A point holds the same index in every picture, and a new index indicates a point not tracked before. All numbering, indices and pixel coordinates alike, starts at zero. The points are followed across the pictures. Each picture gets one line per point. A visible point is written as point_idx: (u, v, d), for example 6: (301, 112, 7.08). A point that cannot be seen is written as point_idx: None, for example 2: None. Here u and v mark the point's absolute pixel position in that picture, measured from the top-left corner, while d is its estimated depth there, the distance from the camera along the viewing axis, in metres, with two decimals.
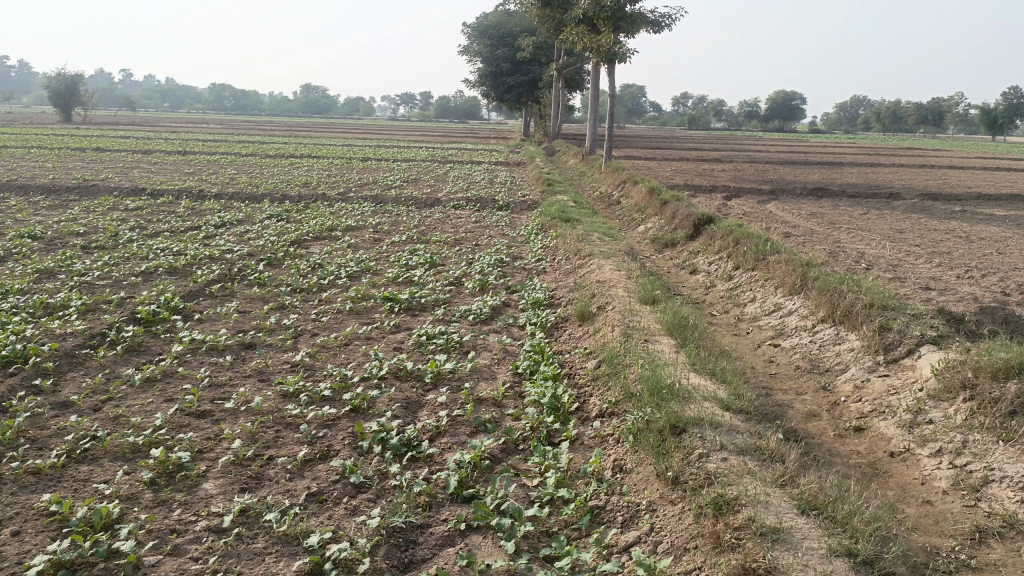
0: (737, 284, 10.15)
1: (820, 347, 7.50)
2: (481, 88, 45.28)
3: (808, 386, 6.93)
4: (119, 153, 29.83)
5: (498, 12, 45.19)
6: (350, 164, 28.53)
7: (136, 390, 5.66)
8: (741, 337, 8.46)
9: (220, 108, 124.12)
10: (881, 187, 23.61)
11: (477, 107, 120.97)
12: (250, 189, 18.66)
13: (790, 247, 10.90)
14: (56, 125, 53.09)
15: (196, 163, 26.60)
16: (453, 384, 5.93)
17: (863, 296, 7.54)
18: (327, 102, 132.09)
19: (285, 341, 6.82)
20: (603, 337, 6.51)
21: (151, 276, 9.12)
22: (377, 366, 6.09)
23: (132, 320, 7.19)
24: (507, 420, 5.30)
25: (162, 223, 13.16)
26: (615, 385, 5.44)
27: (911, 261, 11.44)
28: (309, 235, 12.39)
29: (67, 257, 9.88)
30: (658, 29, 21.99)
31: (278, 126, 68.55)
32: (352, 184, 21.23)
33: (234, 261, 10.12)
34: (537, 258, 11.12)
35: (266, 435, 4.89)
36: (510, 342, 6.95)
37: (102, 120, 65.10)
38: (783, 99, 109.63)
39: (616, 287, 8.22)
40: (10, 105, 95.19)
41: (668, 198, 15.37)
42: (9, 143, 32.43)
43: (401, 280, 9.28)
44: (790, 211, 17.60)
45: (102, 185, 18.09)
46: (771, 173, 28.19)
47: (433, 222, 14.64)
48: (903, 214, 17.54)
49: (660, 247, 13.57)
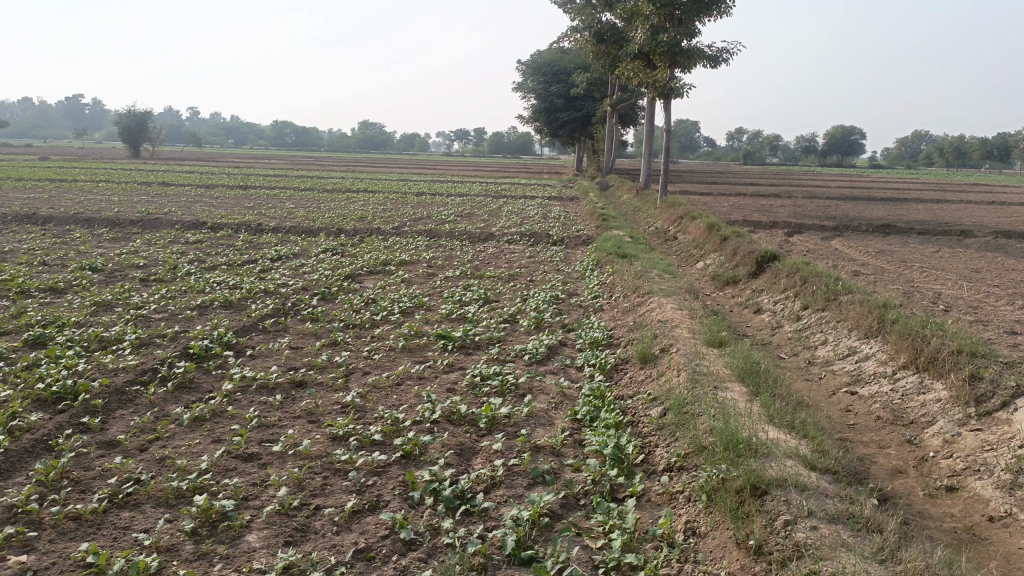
0: (806, 325, 9.65)
1: (902, 396, 6.98)
2: (535, 124, 45.48)
3: (891, 439, 6.42)
4: (182, 188, 30.68)
5: (552, 49, 45.46)
6: (405, 199, 28.74)
7: (183, 430, 5.50)
8: (814, 383, 7.97)
9: (281, 144, 127.84)
10: (951, 224, 22.65)
11: (530, 142, 122.05)
12: (306, 222, 18.84)
13: (862, 287, 10.35)
14: (125, 160, 55.21)
15: (255, 196, 27.13)
16: (509, 430, 5.62)
17: (950, 342, 7.01)
18: (384, 138, 134.92)
19: (336, 380, 6.61)
20: (669, 382, 6.13)
21: (206, 309, 9.09)
22: (430, 408, 5.82)
23: (184, 356, 7.08)
24: (567, 471, 4.95)
25: (220, 256, 13.27)
26: (684, 436, 5.06)
27: (993, 303, 10.76)
28: (363, 269, 12.30)
29: (125, 289, 9.96)
30: (716, 64, 21.65)
31: (336, 162, 70.05)
32: (407, 218, 21.28)
33: (287, 295, 10.05)
34: (593, 294, 10.80)
35: (313, 482, 4.65)
36: (568, 385, 6.60)
37: (168, 155, 67.39)
38: (842, 134, 107.59)
39: (679, 328, 7.83)
40: (84, 140, 99.59)
41: (728, 233, 14.91)
42: (80, 177, 33.68)
43: (455, 316, 9.06)
44: (856, 249, 16.93)
45: (163, 218, 18.47)
46: (832, 209, 27.40)
47: (487, 257, 14.45)
48: (978, 253, 16.68)
49: (720, 285, 13.11)
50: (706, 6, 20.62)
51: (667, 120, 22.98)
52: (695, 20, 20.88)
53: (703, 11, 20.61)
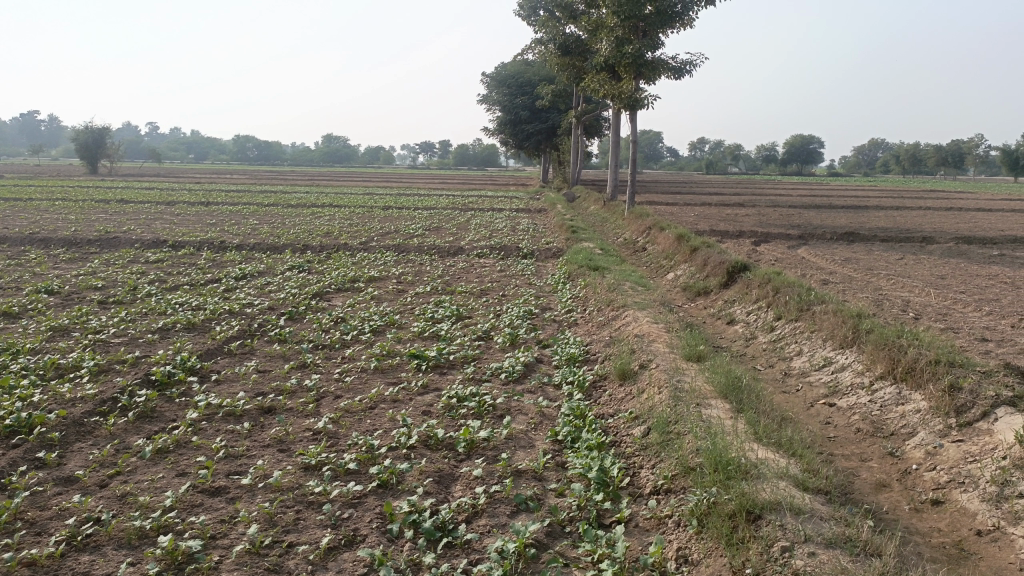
0: (780, 336, 9.63)
1: (881, 408, 6.94)
2: (500, 136, 45.46)
3: (873, 452, 6.36)
4: (141, 205, 30.01)
5: (516, 61, 45.55)
6: (371, 213, 28.45)
7: (146, 463, 5.22)
8: (792, 395, 7.91)
9: (243, 158, 126.44)
10: (912, 230, 23.01)
11: (495, 154, 122.23)
12: (271, 239, 18.49)
13: (833, 296, 10.38)
14: (82, 177, 54.07)
15: (218, 213, 26.63)
16: (488, 454, 5.43)
17: (927, 351, 6.99)
18: (348, 152, 134.16)
19: (307, 405, 6.36)
20: (650, 400, 6.00)
21: (168, 332, 8.78)
22: (405, 434, 5.61)
23: (146, 383, 6.78)
24: (551, 497, 4.78)
25: (182, 275, 12.90)
26: (670, 457, 4.93)
27: (960, 309, 10.86)
28: (331, 287, 12.04)
29: (83, 313, 9.59)
30: (680, 75, 21.80)
31: (300, 176, 69.37)
32: (375, 232, 21.02)
33: (254, 315, 9.76)
34: (567, 308, 10.68)
35: (286, 517, 4.42)
36: (547, 405, 6.44)
37: (127, 171, 66.12)
38: (802, 143, 109.42)
39: (657, 342, 7.72)
40: (39, 157, 97.44)
41: (697, 244, 14.92)
42: (36, 196, 32.80)
43: (428, 335, 8.85)
44: (823, 257, 17.06)
45: (123, 237, 17.98)
46: (796, 217, 27.72)
47: (457, 272, 14.26)
48: (941, 259, 16.91)
49: (692, 296, 13.08)
50: (670, 18, 20.76)
51: (633, 131, 23.05)
52: (659, 32, 20.98)
53: (667, 23, 20.74)
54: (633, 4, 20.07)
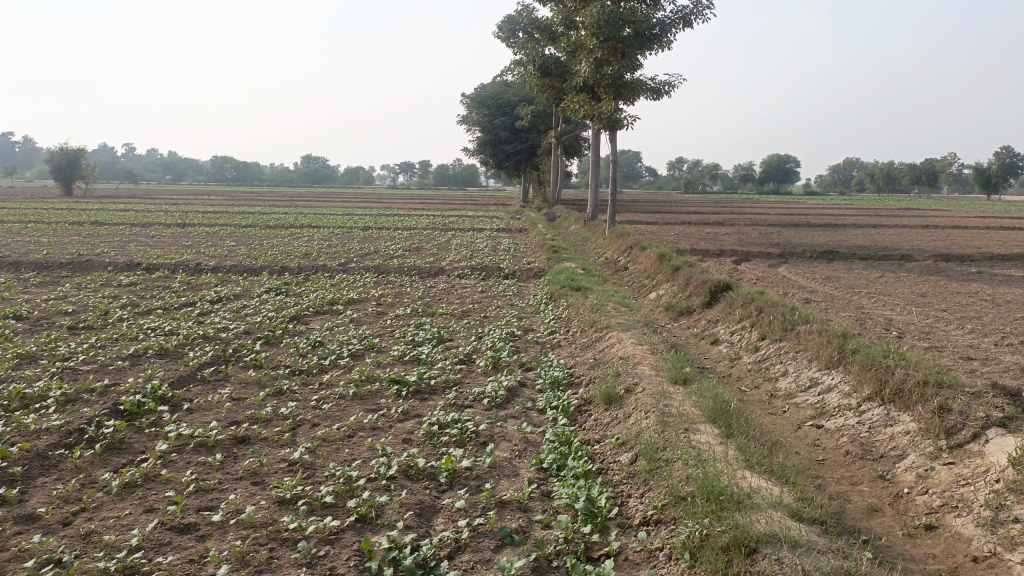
0: (765, 356, 9.54)
1: (870, 429, 6.84)
2: (480, 156, 45.45)
3: (863, 475, 6.25)
4: (116, 226, 29.51)
5: (496, 83, 45.74)
6: (351, 234, 28.20)
7: (112, 499, 4.97)
8: (778, 417, 7.79)
9: (221, 179, 125.64)
10: (891, 248, 23.12)
11: (474, 173, 122.46)
12: (248, 261, 18.21)
13: (817, 315, 10.31)
14: (57, 199, 53.41)
15: (194, 235, 26.29)
16: (471, 484, 5.23)
17: (915, 372, 6.91)
18: (327, 172, 133.76)
19: (282, 435, 6.13)
20: (637, 425, 5.84)
21: (140, 358, 8.51)
22: (385, 464, 5.40)
23: (114, 414, 6.51)
24: (536, 529, 4.60)
25: (156, 299, 12.62)
26: (659, 486, 4.77)
27: (943, 328, 10.83)
28: (309, 309, 11.80)
29: (52, 339, 9.30)
30: (658, 95, 21.89)
31: (279, 197, 68.96)
32: (354, 253, 20.81)
33: (229, 340, 9.51)
34: (550, 330, 10.54)
35: (258, 556, 4.20)
36: (530, 431, 6.27)
37: (101, 193, 65.31)
38: (778, 163, 110.76)
39: (642, 365, 7.58)
40: (12, 178, 95.88)
41: (679, 263, 14.86)
42: (7, 218, 32.24)
43: (408, 358, 8.65)
44: (804, 275, 17.06)
45: (96, 260, 17.63)
46: (776, 236, 27.82)
47: (438, 293, 14.08)
48: (921, 277, 16.94)
49: (675, 315, 12.99)
50: (648, 40, 20.87)
51: (613, 151, 23.06)
52: (637, 54, 21.07)
53: (645, 44, 20.87)
54: (612, 25, 20.16)
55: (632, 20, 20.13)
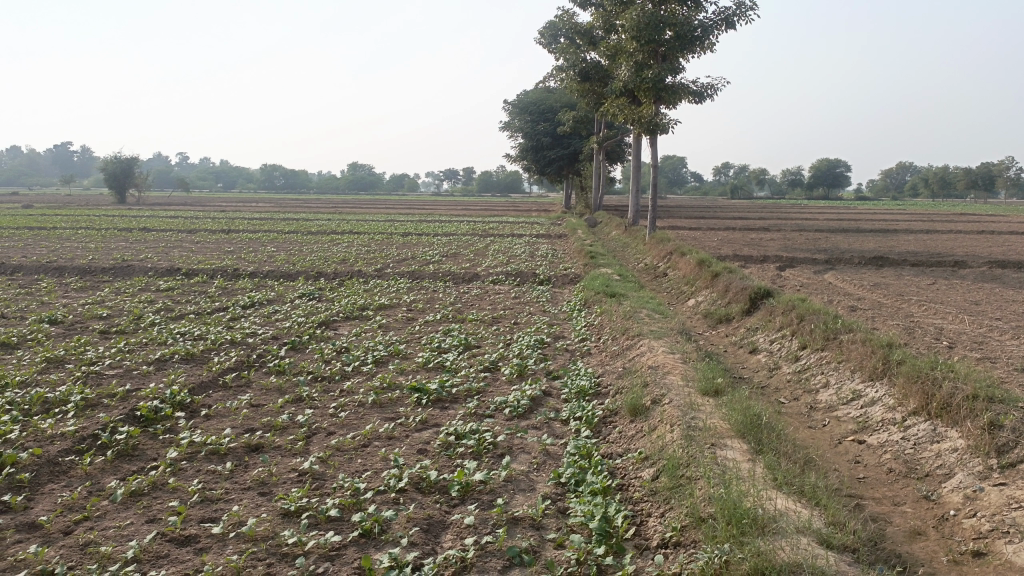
0: (805, 366, 9.11)
1: (915, 446, 6.43)
2: (522, 162, 45.33)
3: (906, 495, 5.85)
4: (163, 233, 30.08)
5: (539, 89, 45.60)
6: (390, 240, 28.27)
7: (117, 508, 4.87)
8: (817, 431, 7.38)
9: (269, 187, 128.09)
10: (944, 254, 22.25)
11: (518, 180, 122.65)
12: (285, 266, 18.31)
13: (862, 324, 9.84)
14: (110, 206, 54.80)
15: (237, 241, 26.62)
16: (483, 499, 5.00)
17: (964, 385, 6.47)
18: (373, 179, 135.36)
19: (296, 443, 5.99)
20: (661, 439, 5.55)
21: (165, 363, 8.49)
22: (396, 476, 5.20)
23: (130, 419, 6.45)
24: (548, 549, 4.34)
25: (190, 304, 12.68)
26: (680, 505, 4.47)
27: (997, 338, 10.27)
28: (339, 315, 11.73)
29: (82, 343, 9.38)
30: (700, 99, 21.43)
31: (325, 204, 69.78)
32: (391, 259, 20.79)
33: (255, 346, 9.44)
34: (581, 336, 10.28)
35: (254, 572, 4.03)
36: (551, 442, 6.01)
37: (152, 200, 66.85)
38: (828, 168, 108.59)
39: (672, 375, 7.26)
40: (70, 186, 99.06)
41: (719, 269, 14.45)
42: (61, 224, 33.15)
43: (432, 365, 8.46)
44: (851, 282, 16.46)
45: (138, 265, 17.90)
46: (823, 241, 27.04)
47: (470, 299, 13.89)
48: (975, 285, 16.18)
49: (713, 323, 12.58)
50: (690, 43, 20.44)
51: (653, 156, 22.65)
52: (679, 56, 20.64)
53: (687, 47, 20.44)
54: (652, 28, 19.80)
55: (673, 22, 19.75)
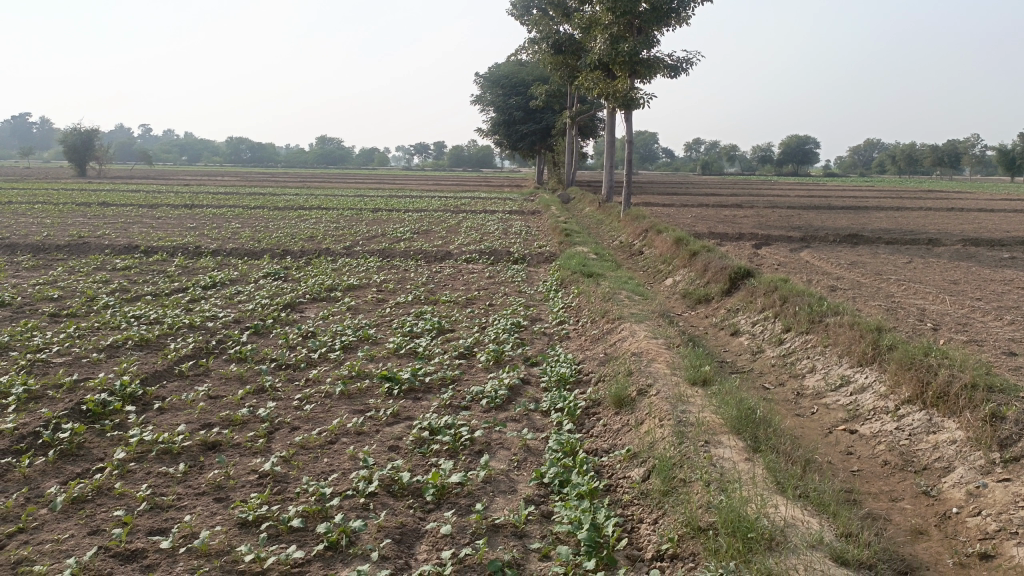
0: (790, 350, 8.83)
1: (910, 437, 6.17)
2: (494, 137, 44.65)
3: (904, 490, 5.58)
4: (124, 208, 29.12)
5: (511, 62, 44.83)
6: (360, 216, 27.60)
7: (56, 517, 4.40)
8: (806, 420, 7.11)
9: (237, 160, 125.69)
10: (917, 232, 22.21)
11: (489, 155, 121.72)
12: (250, 244, 17.65)
13: (847, 306, 9.57)
14: (69, 180, 53.17)
15: (199, 217, 25.73)
16: (461, 504, 4.60)
17: (961, 373, 6.20)
18: (343, 154, 133.39)
19: (256, 441, 5.54)
20: (650, 436, 5.20)
21: (117, 350, 7.94)
22: (365, 479, 4.78)
23: (76, 414, 5.95)
24: (533, 561, 3.97)
25: (147, 284, 12.07)
26: (675, 513, 4.13)
27: (980, 319, 10.07)
28: (306, 296, 11.22)
29: (29, 328, 8.77)
30: (675, 73, 21.02)
31: (292, 179, 68.36)
32: (361, 236, 20.21)
33: (215, 330, 8.93)
34: (559, 319, 9.91)
35: None
36: (532, 437, 5.63)
37: (112, 173, 64.90)
38: (798, 144, 109.16)
39: (656, 363, 6.90)
40: (27, 160, 96.12)
41: (697, 248, 14.12)
42: (16, 199, 31.91)
43: (404, 351, 8.04)
44: (828, 261, 16.25)
45: (95, 242, 17.14)
46: (796, 218, 26.90)
47: (443, 279, 13.42)
48: (952, 263, 16.05)
49: (692, 304, 12.28)
50: (666, 15, 19.95)
51: (628, 131, 22.21)
52: (654, 29, 20.16)
53: (663, 20, 19.95)
54: None
55: None
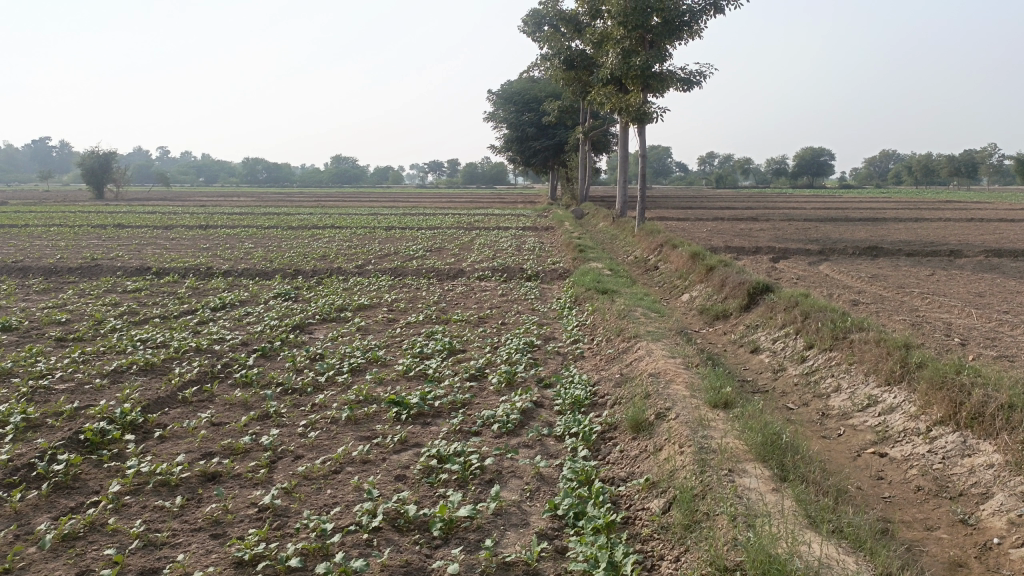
0: (812, 368, 8.52)
1: (944, 460, 5.86)
2: (506, 153, 44.55)
3: (940, 518, 5.26)
4: (139, 229, 29.25)
5: (523, 78, 44.78)
6: (372, 234, 27.50)
7: (45, 557, 4.18)
8: (833, 442, 6.79)
9: (252, 180, 126.67)
10: (938, 243, 21.76)
11: (503, 172, 121.85)
12: (263, 264, 17.53)
13: (871, 321, 9.25)
14: (88, 202, 53.62)
15: (213, 237, 25.70)
16: (469, 539, 4.35)
17: (997, 392, 5.88)
18: (357, 173, 134.06)
19: (258, 471, 5.31)
20: (669, 464, 4.93)
21: (121, 375, 7.76)
22: (369, 513, 4.54)
23: (73, 444, 5.75)
24: None
25: (156, 307, 11.93)
26: (698, 550, 3.86)
27: (1009, 333, 9.71)
28: (315, 317, 11.02)
29: (33, 353, 8.62)
30: (689, 86, 20.78)
31: (308, 198, 68.67)
32: (373, 254, 20.07)
33: (222, 353, 8.75)
34: (573, 338, 9.65)
35: None
36: (545, 465, 5.37)
37: (130, 194, 65.49)
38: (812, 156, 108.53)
39: (675, 384, 6.63)
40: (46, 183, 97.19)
41: (714, 263, 13.82)
42: (33, 221, 32.14)
43: (413, 374, 7.81)
44: (848, 274, 15.89)
45: (107, 264, 17.09)
46: (813, 231, 26.49)
47: (455, 297, 13.21)
48: (976, 275, 15.64)
49: (710, 320, 11.99)
50: (678, 28, 19.76)
51: (641, 144, 21.96)
52: (666, 43, 19.98)
53: (675, 33, 19.76)
54: (639, 13, 19.17)
55: (661, 7, 19.05)
